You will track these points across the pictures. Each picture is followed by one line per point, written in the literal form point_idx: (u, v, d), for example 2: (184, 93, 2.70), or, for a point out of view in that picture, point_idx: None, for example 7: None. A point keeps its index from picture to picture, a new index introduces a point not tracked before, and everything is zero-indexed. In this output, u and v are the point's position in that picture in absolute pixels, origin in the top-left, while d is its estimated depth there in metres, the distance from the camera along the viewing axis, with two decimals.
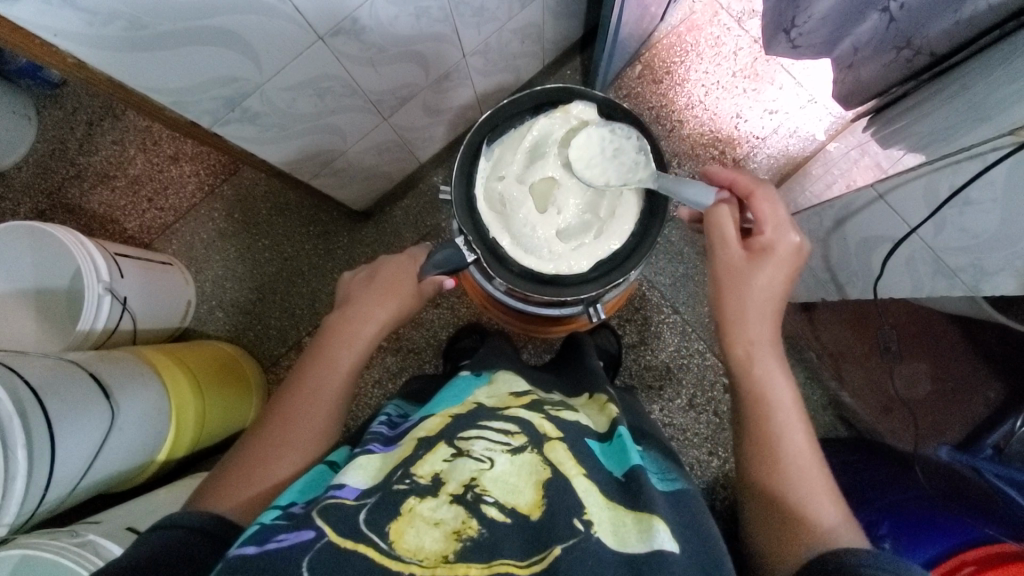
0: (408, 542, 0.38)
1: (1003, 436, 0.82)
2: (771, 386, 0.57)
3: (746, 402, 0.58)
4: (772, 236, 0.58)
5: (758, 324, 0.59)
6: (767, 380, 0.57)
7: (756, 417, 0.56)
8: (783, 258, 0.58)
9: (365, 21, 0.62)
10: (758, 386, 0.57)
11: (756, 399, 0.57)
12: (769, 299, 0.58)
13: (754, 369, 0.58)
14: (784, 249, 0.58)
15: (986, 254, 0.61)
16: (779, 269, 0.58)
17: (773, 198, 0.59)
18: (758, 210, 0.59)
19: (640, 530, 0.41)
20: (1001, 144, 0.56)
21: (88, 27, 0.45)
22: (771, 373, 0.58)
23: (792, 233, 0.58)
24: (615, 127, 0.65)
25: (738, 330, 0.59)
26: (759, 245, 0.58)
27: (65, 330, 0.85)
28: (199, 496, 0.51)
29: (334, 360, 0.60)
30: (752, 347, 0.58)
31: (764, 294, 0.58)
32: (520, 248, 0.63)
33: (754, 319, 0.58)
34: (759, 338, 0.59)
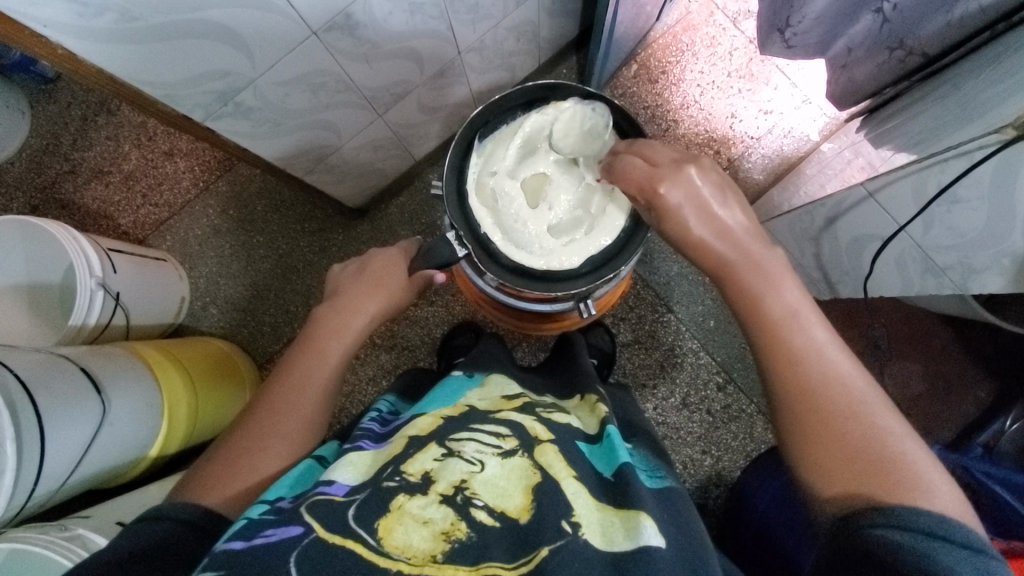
0: (396, 539, 0.38)
1: (991, 435, 0.92)
2: (774, 290, 0.50)
3: (751, 324, 0.51)
4: (645, 199, 0.55)
5: (721, 237, 0.52)
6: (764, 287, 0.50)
7: (765, 333, 0.49)
8: (678, 209, 0.53)
9: (359, 16, 0.62)
10: (757, 291, 0.50)
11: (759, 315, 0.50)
12: (713, 223, 0.52)
13: (742, 276, 0.51)
14: (670, 204, 0.53)
15: (974, 252, 0.62)
16: (701, 206, 0.52)
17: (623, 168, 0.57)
18: (622, 184, 0.57)
19: (627, 528, 0.41)
20: (987, 142, 0.56)
21: (80, 19, 0.45)
22: (771, 274, 0.51)
23: (657, 183, 0.54)
24: (597, 106, 0.65)
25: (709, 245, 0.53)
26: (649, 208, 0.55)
27: (57, 325, 0.85)
28: (186, 488, 0.50)
29: (324, 351, 0.60)
30: (726, 264, 0.52)
31: (726, 212, 0.53)
32: (511, 243, 0.64)
33: (715, 239, 0.52)
34: (743, 248, 0.52)
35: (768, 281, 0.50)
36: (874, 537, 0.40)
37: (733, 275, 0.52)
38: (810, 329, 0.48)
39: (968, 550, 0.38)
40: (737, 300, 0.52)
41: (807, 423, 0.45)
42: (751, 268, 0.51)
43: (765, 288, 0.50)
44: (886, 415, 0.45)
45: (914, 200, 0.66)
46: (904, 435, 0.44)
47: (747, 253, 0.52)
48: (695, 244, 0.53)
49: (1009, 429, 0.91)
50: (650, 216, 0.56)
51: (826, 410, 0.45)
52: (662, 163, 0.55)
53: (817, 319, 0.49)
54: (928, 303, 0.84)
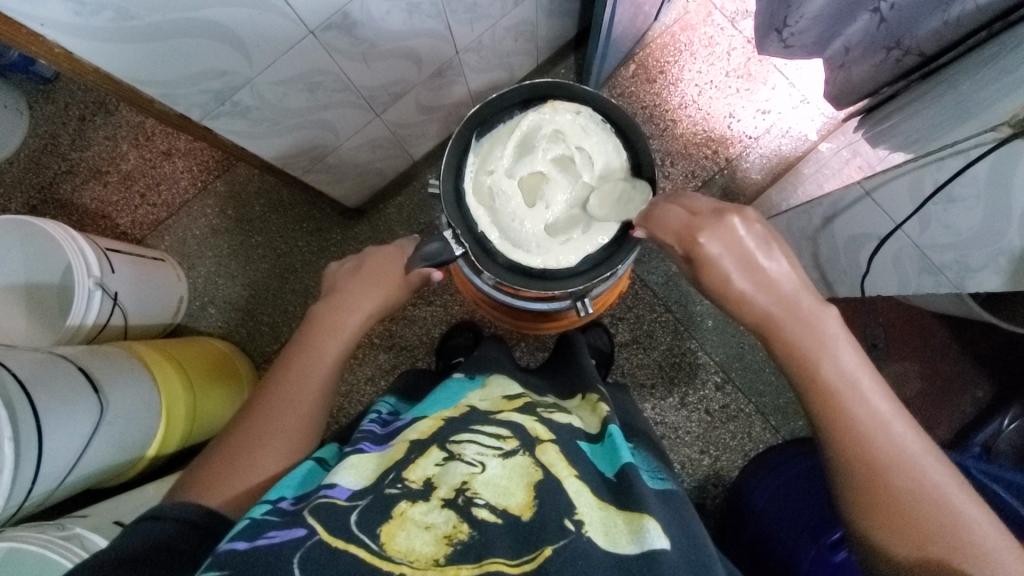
0: (398, 544, 0.38)
1: (990, 434, 0.93)
2: (829, 352, 0.50)
3: (807, 390, 0.50)
4: (684, 248, 0.53)
5: (774, 300, 0.52)
6: (819, 348, 0.50)
7: (819, 394, 0.49)
8: (721, 257, 0.51)
9: (357, 15, 0.62)
10: (810, 353, 0.50)
11: (805, 370, 0.50)
12: (756, 275, 0.52)
13: (795, 338, 0.51)
14: (708, 255, 0.52)
15: (971, 250, 0.62)
16: (744, 258, 0.51)
17: (661, 216, 0.55)
18: (658, 231, 0.55)
19: (631, 531, 0.41)
20: (984, 140, 0.56)
21: (77, 17, 0.45)
22: (829, 339, 0.50)
23: (697, 232, 0.52)
24: (638, 183, 0.63)
25: (751, 303, 0.52)
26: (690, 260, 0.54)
27: (55, 325, 0.85)
28: (185, 488, 0.50)
29: (321, 348, 0.60)
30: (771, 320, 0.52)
31: (769, 261, 0.52)
32: (509, 242, 0.64)
33: (757, 292, 0.52)
34: (792, 306, 0.51)
35: (821, 343, 0.50)
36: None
37: (787, 334, 0.51)
38: (870, 398, 0.48)
39: None
40: (786, 354, 0.52)
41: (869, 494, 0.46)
42: (805, 332, 0.51)
43: (818, 349, 0.50)
44: (960, 491, 0.45)
45: (911, 197, 0.66)
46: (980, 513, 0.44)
47: (794, 309, 0.51)
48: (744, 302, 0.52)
49: (1006, 429, 0.92)
50: (688, 266, 0.55)
51: (889, 484, 0.45)
52: (701, 212, 0.53)
53: (879, 387, 0.49)
54: (924, 302, 0.83)
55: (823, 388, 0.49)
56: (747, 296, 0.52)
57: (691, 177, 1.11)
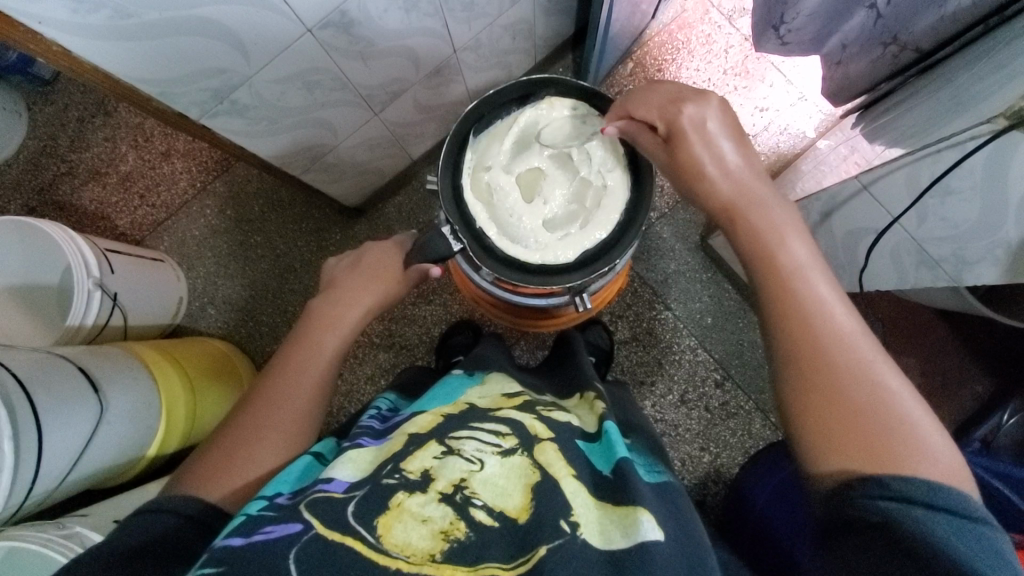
0: (395, 537, 0.38)
1: (990, 428, 0.94)
2: (781, 239, 0.52)
3: (758, 268, 0.52)
4: (666, 125, 0.57)
5: (731, 183, 0.56)
6: (773, 236, 0.52)
7: (770, 276, 0.51)
8: (695, 126, 0.56)
9: (354, 14, 0.62)
10: (767, 236, 0.53)
11: (762, 257, 0.52)
12: (718, 158, 0.56)
13: (752, 220, 0.54)
14: (686, 124, 0.56)
15: (967, 243, 0.62)
16: (715, 131, 0.56)
17: (645, 93, 0.59)
18: (638, 112, 0.59)
19: (625, 526, 0.41)
20: (980, 132, 0.56)
21: (74, 16, 0.45)
22: (783, 233, 0.52)
23: (681, 109, 0.56)
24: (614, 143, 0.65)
25: (714, 184, 0.56)
26: (668, 140, 0.57)
27: (54, 325, 0.85)
28: (181, 482, 0.50)
29: (319, 344, 0.60)
30: (730, 207, 0.55)
31: (727, 147, 0.56)
32: (507, 238, 0.64)
33: (720, 176, 0.56)
34: (748, 195, 0.55)
35: (775, 230, 0.53)
36: (874, 507, 0.41)
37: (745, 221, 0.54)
38: (816, 283, 0.50)
39: (949, 515, 0.40)
40: (744, 242, 0.54)
41: (801, 373, 0.47)
42: (761, 221, 0.53)
43: (771, 233, 0.53)
44: (886, 371, 0.46)
45: (908, 190, 0.66)
46: (904, 393, 0.45)
47: (747, 193, 0.55)
48: (703, 184, 0.56)
49: (1006, 423, 0.93)
50: (661, 149, 0.59)
51: (821, 363, 0.46)
52: (683, 90, 0.58)
53: (825, 276, 0.51)
54: (923, 297, 0.83)
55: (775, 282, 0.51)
56: (709, 179, 0.56)
57: None
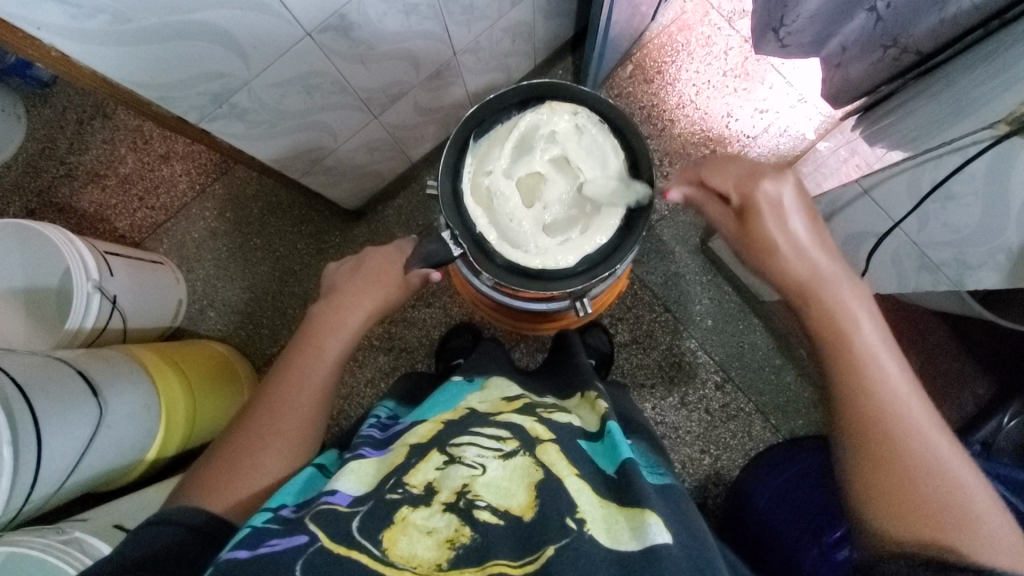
0: (400, 549, 0.37)
1: (990, 431, 0.94)
2: (851, 320, 0.52)
3: (827, 347, 0.52)
4: (740, 196, 0.57)
5: (803, 260, 0.55)
6: (843, 316, 0.52)
7: (840, 357, 0.51)
8: (771, 205, 0.55)
9: (354, 17, 0.62)
10: (838, 316, 0.52)
11: (833, 337, 0.52)
12: (792, 236, 0.55)
13: (824, 299, 0.53)
14: (762, 201, 0.55)
15: (969, 248, 0.61)
16: (791, 209, 0.55)
17: (723, 165, 0.59)
18: (713, 180, 0.59)
19: (633, 526, 0.41)
20: (982, 137, 0.57)
21: (72, 21, 0.45)
22: (856, 312, 0.52)
23: (758, 184, 0.56)
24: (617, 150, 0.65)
25: (786, 262, 0.55)
26: (738, 211, 0.58)
27: (54, 329, 0.85)
28: (184, 493, 0.50)
29: (320, 351, 0.60)
30: (803, 285, 0.54)
31: (796, 224, 0.55)
32: (507, 243, 0.63)
33: (792, 253, 0.55)
34: (820, 273, 0.54)
35: (846, 311, 0.52)
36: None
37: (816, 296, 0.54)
38: (887, 368, 0.49)
39: None
40: (813, 319, 0.53)
41: (872, 460, 0.47)
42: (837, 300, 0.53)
43: (842, 314, 0.52)
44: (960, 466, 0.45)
45: (909, 195, 0.66)
46: (978, 488, 0.45)
47: (819, 272, 0.54)
48: (775, 261, 0.55)
49: (1006, 425, 0.93)
50: (732, 219, 0.59)
51: (895, 452, 0.46)
52: (758, 165, 0.58)
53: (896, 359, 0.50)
54: (923, 300, 0.83)
55: (844, 359, 0.50)
56: (780, 254, 0.55)
57: None
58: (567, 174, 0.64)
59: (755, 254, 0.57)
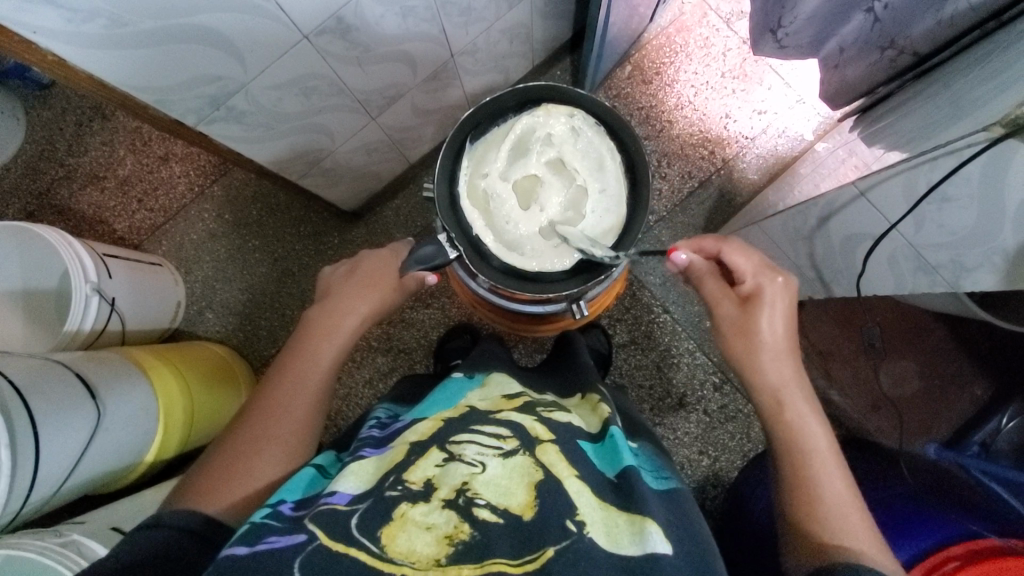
0: (399, 545, 0.38)
1: (988, 432, 0.92)
2: (806, 434, 0.55)
3: (783, 457, 0.55)
4: (755, 282, 0.59)
5: (776, 368, 0.57)
6: (800, 427, 0.55)
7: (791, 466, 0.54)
8: (775, 300, 0.58)
9: (351, 19, 0.62)
10: (794, 428, 0.55)
11: (788, 447, 0.55)
12: (778, 338, 0.58)
13: (788, 411, 0.56)
14: (770, 295, 0.59)
15: (965, 249, 0.60)
16: (787, 312, 0.59)
17: (744, 249, 0.61)
18: (733, 258, 0.61)
19: (634, 532, 0.41)
20: (977, 139, 0.56)
21: (69, 25, 0.45)
22: (810, 426, 0.55)
23: (774, 275, 0.59)
24: (612, 150, 0.65)
25: (760, 371, 0.58)
26: (744, 296, 0.60)
27: (53, 331, 0.85)
28: (183, 494, 0.50)
29: (316, 354, 0.60)
30: (776, 392, 0.57)
31: (773, 326, 0.58)
32: (503, 245, 0.64)
33: (772, 355, 0.58)
34: (787, 383, 0.57)
35: (802, 424, 0.55)
36: None
37: (777, 417, 0.57)
38: (832, 480, 0.52)
39: None
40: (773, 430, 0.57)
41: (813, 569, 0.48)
42: (798, 422, 0.55)
43: (798, 429, 0.55)
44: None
45: (904, 197, 0.66)
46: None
47: (788, 382, 0.57)
48: (753, 363, 0.58)
49: (1005, 427, 0.92)
50: (734, 303, 0.60)
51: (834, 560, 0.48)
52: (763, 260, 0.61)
53: (843, 474, 0.53)
54: (922, 301, 0.83)
55: (798, 477, 0.53)
56: (762, 351, 0.58)
57: (688, 178, 1.12)
58: (563, 177, 0.64)
59: (736, 354, 0.59)
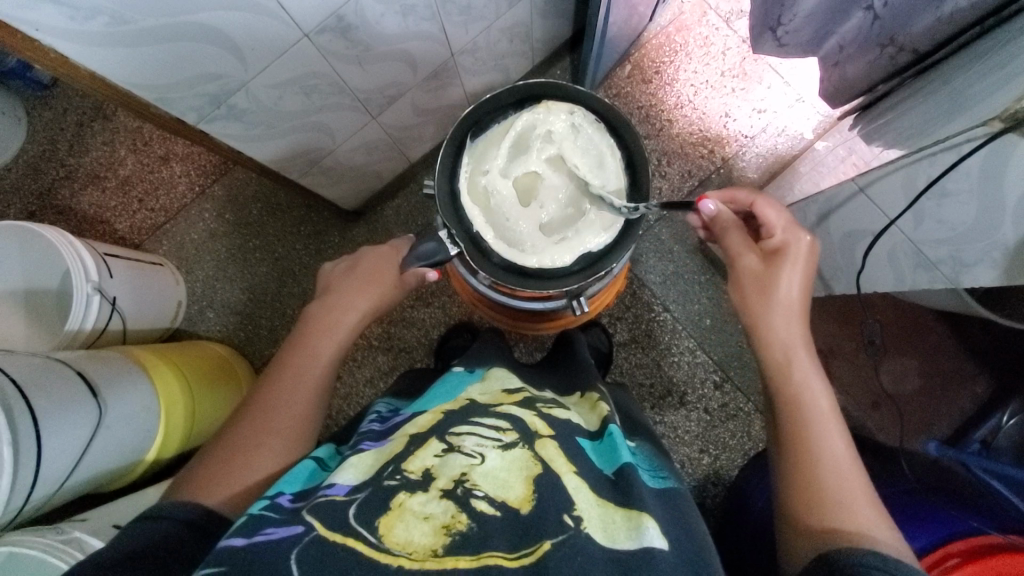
0: (397, 535, 0.37)
1: (988, 431, 0.94)
2: (810, 390, 0.55)
3: (785, 413, 0.56)
4: (784, 236, 0.60)
5: (787, 327, 0.58)
6: (806, 386, 0.56)
7: (794, 422, 0.54)
8: (800, 257, 0.59)
9: (351, 18, 0.62)
10: (799, 385, 0.56)
11: (792, 404, 0.55)
12: (795, 296, 0.59)
13: (795, 369, 0.56)
14: (800, 249, 0.59)
15: (965, 245, 0.61)
16: (807, 268, 0.59)
17: (776, 205, 0.62)
18: (767, 211, 0.62)
19: (630, 527, 0.41)
20: (976, 134, 0.56)
21: (71, 22, 0.45)
22: (814, 384, 0.56)
23: (802, 233, 0.60)
24: (612, 147, 0.65)
25: (771, 329, 0.58)
26: (768, 251, 0.60)
27: (54, 329, 0.85)
28: (182, 487, 0.50)
29: (317, 350, 0.60)
30: (785, 349, 0.57)
31: (793, 283, 0.59)
32: (502, 241, 0.64)
33: (785, 312, 0.58)
34: (796, 344, 0.58)
35: (808, 381, 0.56)
36: None
37: (783, 376, 0.57)
38: (833, 436, 0.53)
39: None
40: (776, 386, 0.57)
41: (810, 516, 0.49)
42: (804, 379, 0.56)
43: (803, 386, 0.56)
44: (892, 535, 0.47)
45: (904, 194, 0.67)
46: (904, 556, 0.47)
47: (797, 342, 0.58)
48: (766, 320, 0.58)
49: (1005, 424, 0.94)
50: (757, 257, 0.61)
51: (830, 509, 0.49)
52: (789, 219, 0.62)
53: (842, 431, 0.54)
54: (921, 298, 0.83)
55: (798, 433, 0.54)
56: (780, 307, 0.58)
57: (688, 176, 1.12)
58: (563, 175, 0.64)
59: (750, 309, 0.60)
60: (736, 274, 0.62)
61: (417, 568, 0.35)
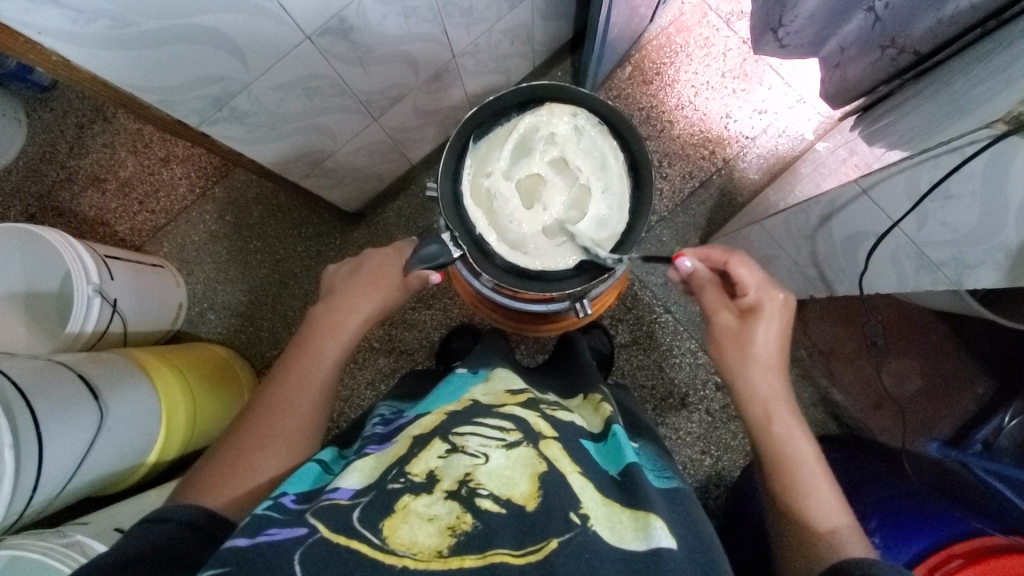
0: (401, 537, 0.37)
1: (991, 431, 0.92)
2: (792, 442, 0.55)
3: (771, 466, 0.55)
4: (756, 296, 0.59)
5: (766, 380, 0.58)
6: (788, 438, 0.56)
7: (780, 475, 0.54)
8: (773, 317, 0.59)
9: (353, 20, 0.62)
10: (781, 437, 0.56)
11: (776, 457, 0.55)
12: (770, 352, 0.59)
13: (775, 422, 0.57)
14: (771, 310, 0.59)
15: (967, 246, 0.61)
16: (783, 326, 0.59)
17: (748, 263, 0.60)
18: (738, 270, 0.60)
19: (637, 528, 0.41)
20: (979, 137, 0.56)
21: (72, 25, 0.45)
22: (796, 436, 0.56)
23: (773, 292, 0.59)
24: (613, 147, 0.65)
25: (750, 383, 0.58)
26: (743, 309, 0.60)
27: (54, 332, 0.85)
28: (186, 490, 0.50)
29: (320, 353, 0.60)
30: (765, 403, 0.58)
31: (766, 339, 0.59)
32: (506, 243, 0.64)
33: (762, 366, 0.58)
34: (775, 395, 0.58)
35: (790, 433, 0.56)
36: None
37: (765, 428, 0.57)
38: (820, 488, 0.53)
39: None
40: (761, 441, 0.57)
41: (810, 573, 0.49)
42: (785, 430, 0.56)
43: (786, 438, 0.56)
44: None
45: (907, 195, 0.66)
46: None
47: (776, 394, 0.58)
48: (744, 375, 0.59)
49: (1007, 425, 0.92)
50: (733, 317, 0.61)
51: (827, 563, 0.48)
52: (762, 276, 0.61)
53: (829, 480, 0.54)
54: (923, 299, 0.83)
55: (788, 488, 0.53)
56: (756, 364, 0.58)
57: (689, 177, 1.12)
58: (566, 176, 0.64)
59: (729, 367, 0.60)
60: (714, 333, 0.62)
61: (422, 568, 0.35)
